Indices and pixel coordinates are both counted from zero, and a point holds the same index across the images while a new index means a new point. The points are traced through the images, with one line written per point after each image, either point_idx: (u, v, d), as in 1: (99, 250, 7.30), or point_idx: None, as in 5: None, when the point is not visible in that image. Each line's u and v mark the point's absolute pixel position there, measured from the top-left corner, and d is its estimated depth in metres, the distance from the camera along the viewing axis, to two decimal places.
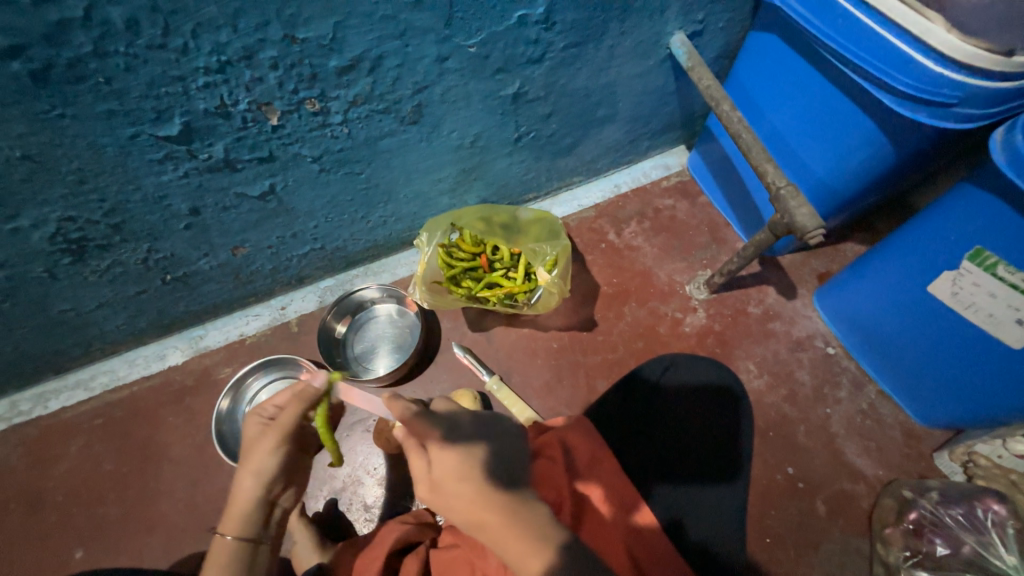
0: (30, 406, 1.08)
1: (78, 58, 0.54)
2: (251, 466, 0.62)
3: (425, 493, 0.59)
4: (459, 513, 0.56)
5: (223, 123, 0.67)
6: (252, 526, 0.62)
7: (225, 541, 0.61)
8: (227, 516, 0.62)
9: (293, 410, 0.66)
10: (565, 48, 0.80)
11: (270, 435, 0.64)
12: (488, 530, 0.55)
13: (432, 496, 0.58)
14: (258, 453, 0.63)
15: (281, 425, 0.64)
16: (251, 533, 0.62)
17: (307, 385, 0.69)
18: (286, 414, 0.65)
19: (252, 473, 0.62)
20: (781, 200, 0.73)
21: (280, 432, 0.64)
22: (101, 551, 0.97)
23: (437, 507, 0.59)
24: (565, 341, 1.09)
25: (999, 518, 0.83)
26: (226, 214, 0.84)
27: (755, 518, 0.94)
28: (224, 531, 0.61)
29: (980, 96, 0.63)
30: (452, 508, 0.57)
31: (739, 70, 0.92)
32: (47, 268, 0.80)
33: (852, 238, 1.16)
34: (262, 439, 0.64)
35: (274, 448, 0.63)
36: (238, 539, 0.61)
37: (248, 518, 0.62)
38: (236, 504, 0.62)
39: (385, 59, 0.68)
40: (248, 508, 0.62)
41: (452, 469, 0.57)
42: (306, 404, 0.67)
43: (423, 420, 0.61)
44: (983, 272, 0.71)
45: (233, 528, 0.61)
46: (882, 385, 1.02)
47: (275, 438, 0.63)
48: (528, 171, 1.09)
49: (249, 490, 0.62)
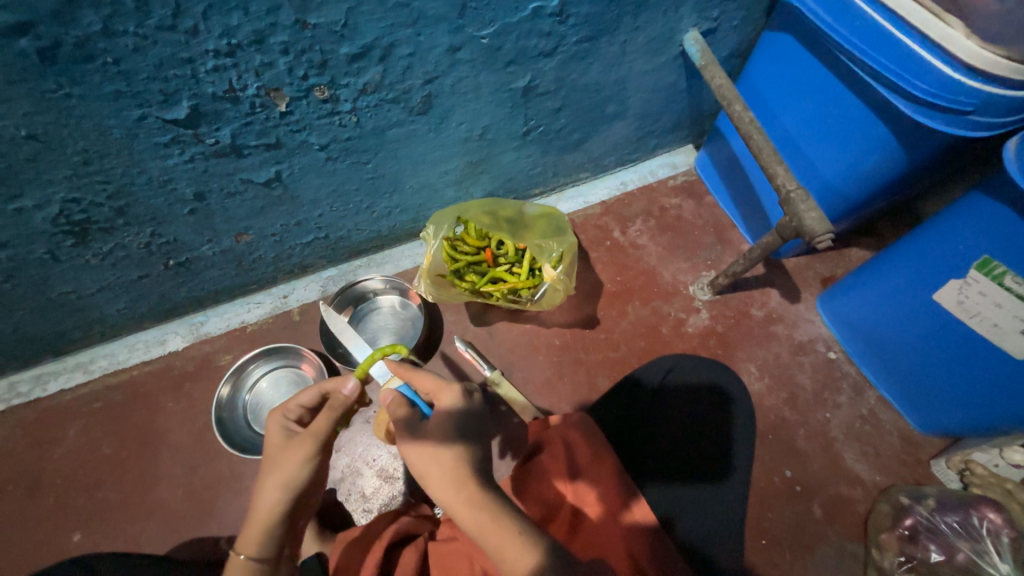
0: (28, 387, 1.08)
1: (86, 37, 0.53)
2: (281, 476, 0.59)
3: (405, 440, 0.59)
4: (438, 463, 0.56)
5: (231, 108, 0.66)
6: (272, 545, 0.58)
7: (243, 562, 0.56)
8: (244, 537, 0.58)
9: (328, 416, 0.63)
10: (578, 42, 0.79)
11: (303, 442, 0.61)
12: (464, 486, 0.56)
13: (415, 442, 0.58)
14: (292, 462, 0.60)
15: (314, 433, 0.62)
16: (271, 553, 0.58)
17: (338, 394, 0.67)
18: (321, 420, 0.63)
19: (280, 484, 0.59)
20: (790, 203, 0.72)
21: (317, 441, 0.62)
22: (99, 535, 0.97)
23: (412, 458, 0.58)
24: (567, 338, 1.09)
25: (994, 527, 0.83)
26: (231, 200, 0.83)
27: (752, 519, 0.94)
28: (242, 551, 0.57)
29: (998, 103, 0.62)
30: (434, 458, 0.57)
31: (751, 71, 0.92)
32: (49, 249, 0.80)
33: (858, 243, 1.15)
34: (295, 445, 0.61)
35: (311, 455, 0.61)
36: (259, 561, 0.57)
37: (270, 536, 0.58)
38: (258, 520, 0.58)
39: (396, 48, 0.68)
40: (274, 520, 0.59)
41: (449, 422, 0.59)
42: (342, 411, 0.64)
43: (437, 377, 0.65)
44: (990, 282, 0.71)
45: (255, 550, 0.57)
46: (883, 391, 1.02)
47: (312, 446, 0.61)
48: (535, 166, 1.08)
49: (275, 500, 0.59)
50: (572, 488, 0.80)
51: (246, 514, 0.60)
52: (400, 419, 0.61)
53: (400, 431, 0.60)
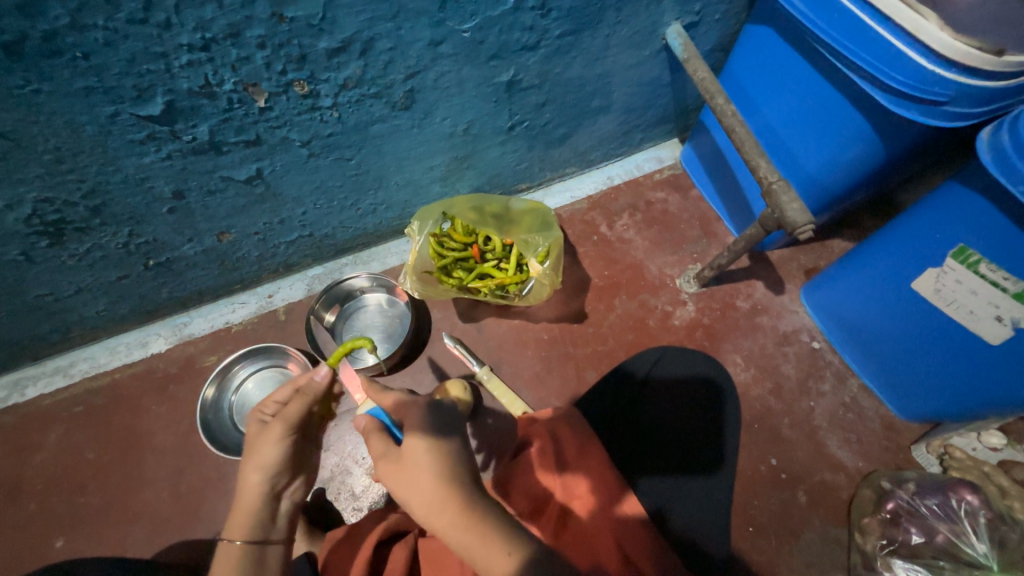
0: (6, 393, 1.06)
1: (54, 30, 0.51)
2: (256, 459, 0.62)
3: (386, 470, 0.59)
4: (419, 488, 0.56)
5: (208, 104, 0.65)
6: (260, 526, 0.60)
7: (234, 545, 0.58)
8: (232, 521, 0.60)
9: (299, 402, 0.66)
10: (560, 36, 0.79)
11: (275, 425, 0.64)
12: (446, 509, 0.55)
13: (395, 471, 0.58)
14: (266, 444, 0.63)
15: (285, 416, 0.65)
16: (260, 533, 0.60)
17: (310, 383, 0.71)
18: (290, 406, 0.66)
19: (256, 466, 0.62)
20: (773, 195, 0.73)
21: (285, 422, 0.64)
22: (82, 540, 0.95)
23: (395, 487, 0.58)
24: (555, 333, 1.09)
25: (972, 508, 0.85)
26: (211, 198, 0.82)
27: (739, 507, 0.95)
28: (231, 536, 0.59)
29: (970, 94, 0.63)
30: (414, 483, 0.56)
31: (734, 64, 0.92)
32: (23, 251, 0.78)
33: (840, 235, 1.17)
34: (268, 430, 0.64)
35: (279, 436, 0.63)
36: (247, 541, 0.58)
37: (256, 518, 0.60)
38: (242, 502, 0.61)
39: (377, 42, 0.67)
40: (255, 503, 0.61)
41: (424, 444, 0.58)
42: (312, 398, 0.68)
43: (406, 398, 0.65)
44: (966, 270, 0.72)
45: (241, 531, 0.59)
46: (865, 379, 1.04)
47: (281, 428, 0.64)
48: (521, 161, 1.08)
49: (255, 484, 0.61)
50: (560, 481, 0.80)
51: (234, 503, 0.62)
52: (377, 449, 0.61)
53: (379, 462, 0.60)
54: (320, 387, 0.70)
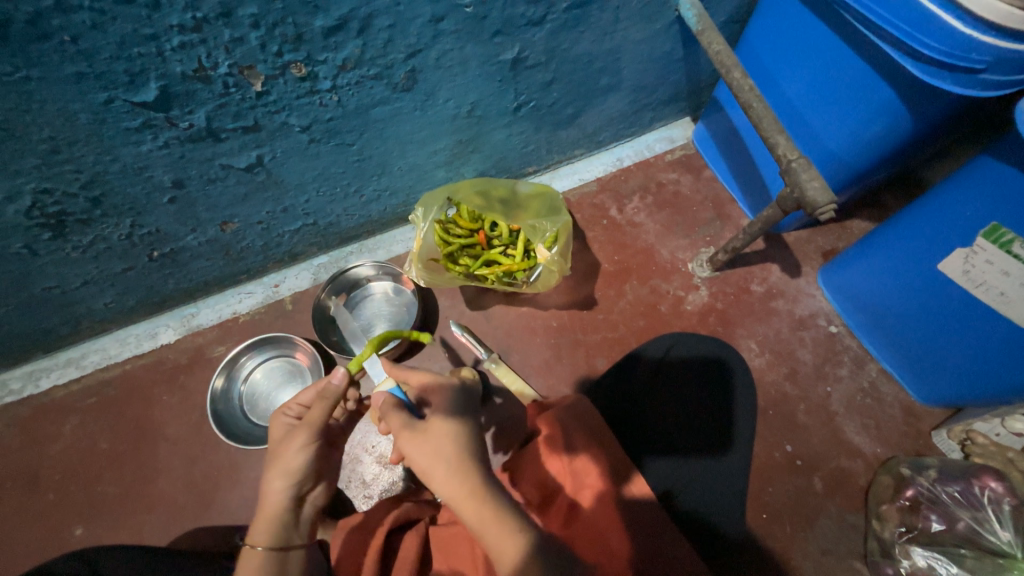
0: (20, 385, 1.06)
1: (38, 13, 0.49)
2: (282, 465, 0.62)
3: (407, 439, 0.57)
4: (441, 458, 0.55)
5: (203, 88, 0.63)
6: (283, 534, 0.61)
7: (258, 553, 0.59)
8: (256, 527, 0.61)
9: (322, 406, 0.65)
10: (568, 9, 0.76)
11: (299, 432, 0.63)
12: (466, 481, 0.54)
13: (417, 440, 0.56)
14: (290, 449, 0.63)
15: (311, 421, 0.64)
16: (281, 540, 0.60)
17: (327, 384, 0.67)
18: (314, 410, 0.65)
19: (281, 473, 0.62)
20: (792, 173, 0.69)
21: (311, 430, 0.64)
22: (100, 529, 0.96)
23: (413, 456, 0.56)
24: (564, 319, 1.07)
25: (996, 495, 0.82)
26: (212, 186, 0.80)
27: (753, 495, 0.93)
28: (254, 542, 0.59)
29: (1009, 60, 0.59)
30: (436, 454, 0.55)
31: (751, 36, 0.88)
32: (27, 244, 0.77)
33: (860, 215, 1.13)
34: (293, 435, 0.64)
35: (305, 444, 0.63)
36: (270, 548, 0.59)
37: (280, 523, 0.61)
38: (267, 507, 0.61)
39: (374, 19, 0.64)
40: (277, 510, 0.61)
41: (448, 419, 0.58)
42: (333, 402, 0.66)
43: (437, 380, 0.64)
44: (997, 249, 0.69)
45: (264, 537, 0.60)
46: (884, 363, 1.00)
47: (306, 436, 0.63)
48: (527, 143, 1.05)
49: (279, 490, 0.62)
50: (569, 469, 0.80)
51: (256, 506, 0.62)
52: (397, 421, 0.59)
53: (401, 431, 0.58)
54: (338, 390, 0.67)
